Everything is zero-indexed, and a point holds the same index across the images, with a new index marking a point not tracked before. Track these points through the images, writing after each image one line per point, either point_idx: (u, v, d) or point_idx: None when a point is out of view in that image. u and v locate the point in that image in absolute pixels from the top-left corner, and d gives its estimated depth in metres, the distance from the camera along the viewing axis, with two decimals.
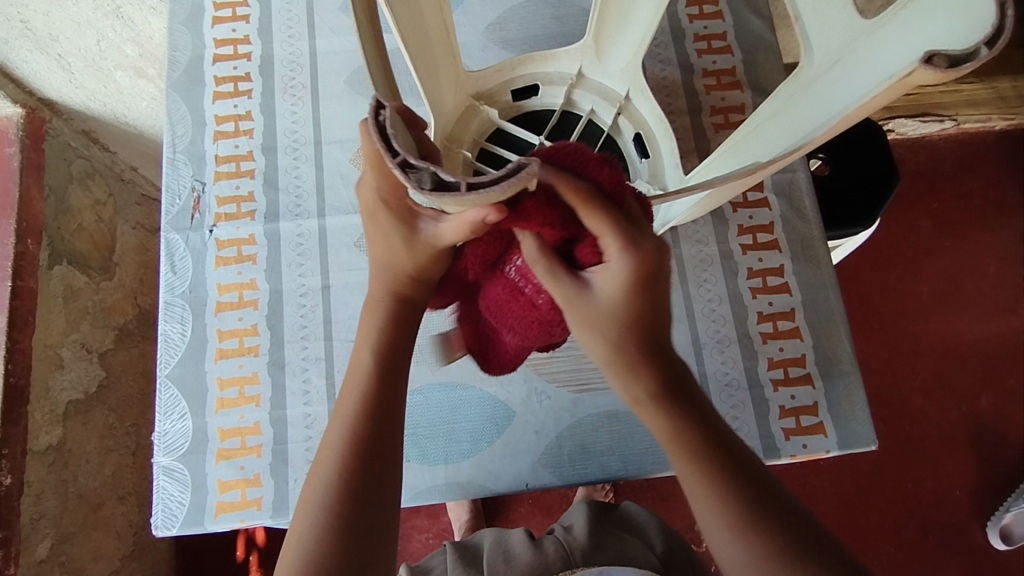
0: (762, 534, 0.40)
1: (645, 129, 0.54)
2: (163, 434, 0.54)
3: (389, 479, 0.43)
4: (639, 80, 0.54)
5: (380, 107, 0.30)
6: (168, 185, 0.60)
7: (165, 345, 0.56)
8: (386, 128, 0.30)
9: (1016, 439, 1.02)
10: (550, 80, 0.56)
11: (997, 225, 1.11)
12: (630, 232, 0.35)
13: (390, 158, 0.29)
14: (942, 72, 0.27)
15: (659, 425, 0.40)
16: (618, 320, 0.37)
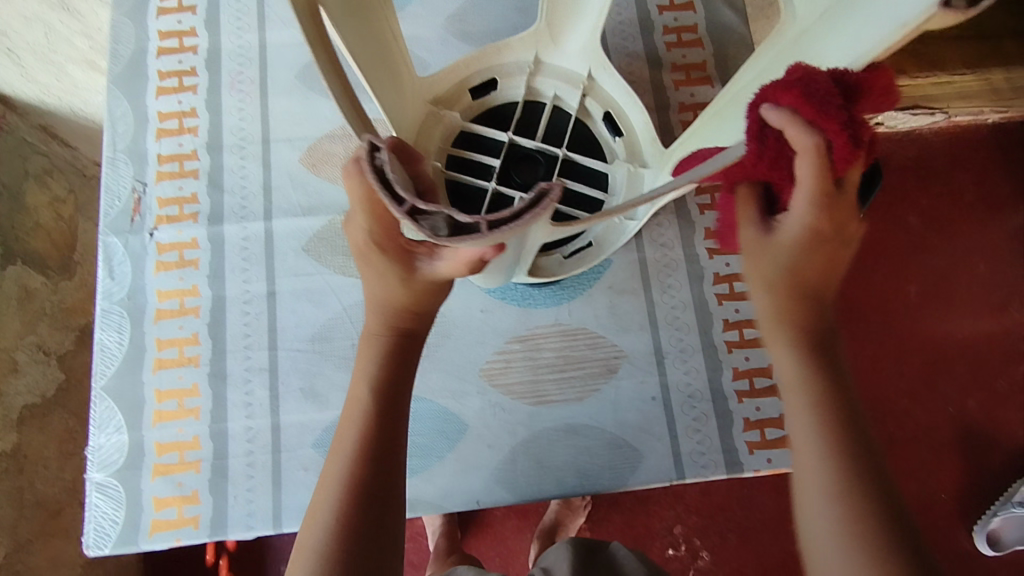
0: (871, 518, 0.33)
1: (616, 108, 0.53)
2: (97, 449, 0.52)
3: (393, 524, 0.38)
4: (600, 58, 0.51)
5: (377, 151, 0.30)
6: (107, 187, 0.57)
7: (101, 354, 0.54)
8: (384, 172, 0.29)
9: (1005, 443, 1.00)
10: (508, 72, 0.52)
11: (990, 222, 1.08)
12: (835, 187, 0.32)
13: (397, 206, 0.29)
14: (963, 13, 0.24)
15: (789, 372, 0.37)
16: (789, 267, 0.36)
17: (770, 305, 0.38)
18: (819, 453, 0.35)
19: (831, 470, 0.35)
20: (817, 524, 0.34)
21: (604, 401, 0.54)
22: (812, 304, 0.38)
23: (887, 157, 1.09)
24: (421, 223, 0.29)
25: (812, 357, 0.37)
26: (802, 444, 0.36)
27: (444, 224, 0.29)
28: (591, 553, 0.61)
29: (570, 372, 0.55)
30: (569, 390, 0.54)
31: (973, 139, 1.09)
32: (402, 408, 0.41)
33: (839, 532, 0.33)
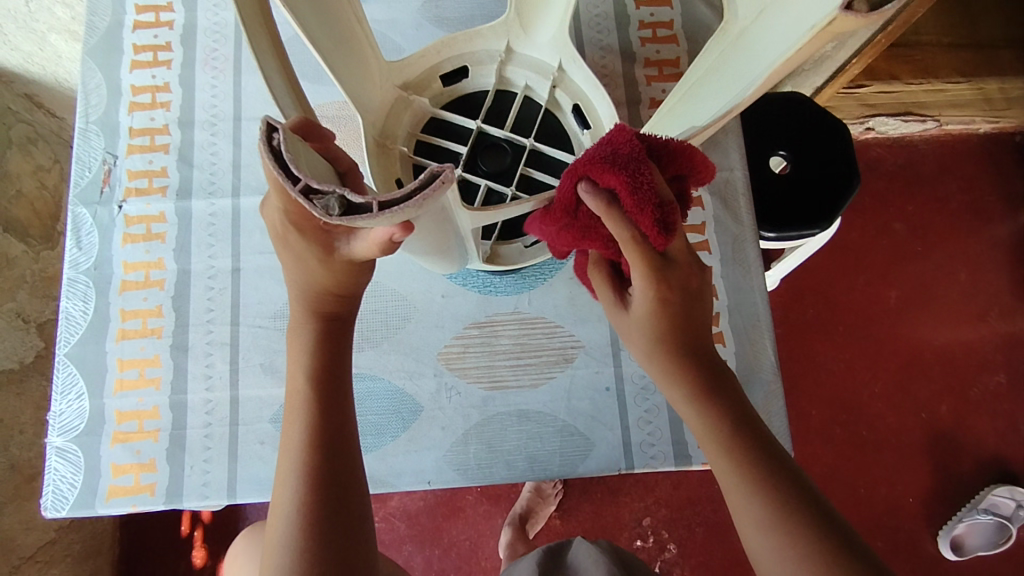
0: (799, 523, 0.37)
1: (585, 99, 0.51)
2: (58, 414, 0.53)
3: (354, 501, 0.41)
4: (569, 48, 0.50)
5: (274, 131, 0.29)
6: (78, 157, 0.58)
7: (66, 322, 0.55)
8: (282, 153, 0.29)
9: (973, 449, 1.01)
10: (478, 60, 0.53)
11: (973, 231, 1.08)
12: (659, 259, 0.38)
13: (292, 186, 0.29)
14: (864, 16, 0.28)
15: (694, 418, 0.41)
16: (654, 327, 0.41)
17: (655, 357, 0.42)
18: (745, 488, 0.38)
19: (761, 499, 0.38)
20: (757, 546, 0.38)
21: (558, 389, 0.55)
22: (687, 346, 0.41)
23: (875, 162, 1.09)
24: (324, 207, 0.29)
25: (709, 401, 0.40)
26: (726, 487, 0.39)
27: (337, 203, 0.29)
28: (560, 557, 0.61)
29: (526, 359, 0.56)
30: (524, 376, 0.55)
31: (962, 148, 1.09)
32: (341, 391, 0.42)
33: (775, 546, 0.37)
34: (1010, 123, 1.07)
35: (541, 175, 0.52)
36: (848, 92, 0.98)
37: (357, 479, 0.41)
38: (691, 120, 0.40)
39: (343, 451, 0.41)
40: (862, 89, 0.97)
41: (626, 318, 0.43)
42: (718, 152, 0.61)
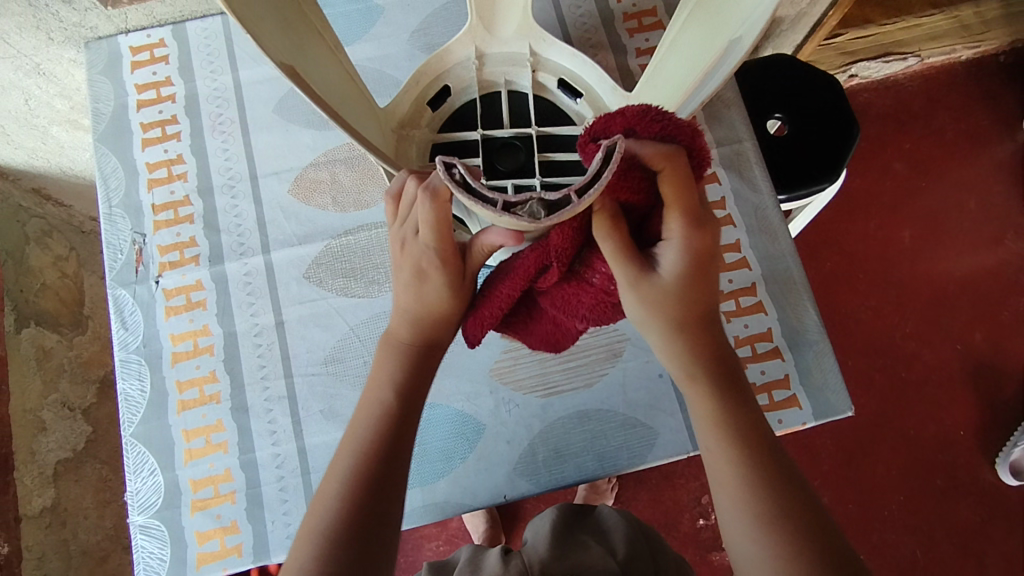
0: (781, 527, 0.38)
1: (570, 74, 0.50)
2: (135, 493, 0.54)
3: (387, 521, 0.40)
4: (536, 29, 0.49)
5: (453, 167, 0.33)
6: (109, 242, 0.59)
7: (126, 403, 0.56)
8: (469, 183, 0.33)
9: (1015, 372, 1.01)
10: (458, 77, 0.50)
11: (975, 157, 1.08)
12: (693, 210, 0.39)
13: (494, 207, 0.32)
14: None
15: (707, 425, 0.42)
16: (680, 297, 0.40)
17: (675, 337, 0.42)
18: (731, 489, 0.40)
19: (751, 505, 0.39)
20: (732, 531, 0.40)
21: (612, 384, 0.56)
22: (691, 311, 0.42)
23: (865, 108, 1.10)
24: (521, 210, 0.33)
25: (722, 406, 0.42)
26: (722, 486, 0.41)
27: (540, 207, 0.32)
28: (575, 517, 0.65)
29: (576, 361, 0.57)
30: (577, 378, 0.56)
31: (949, 78, 1.10)
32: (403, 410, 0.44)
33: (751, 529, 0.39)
34: (991, 46, 1.08)
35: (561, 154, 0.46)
36: (828, 43, 0.99)
37: (398, 501, 0.41)
38: (683, 71, 0.42)
39: (392, 468, 0.41)
40: (839, 38, 0.99)
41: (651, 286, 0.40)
42: (724, 127, 0.62)
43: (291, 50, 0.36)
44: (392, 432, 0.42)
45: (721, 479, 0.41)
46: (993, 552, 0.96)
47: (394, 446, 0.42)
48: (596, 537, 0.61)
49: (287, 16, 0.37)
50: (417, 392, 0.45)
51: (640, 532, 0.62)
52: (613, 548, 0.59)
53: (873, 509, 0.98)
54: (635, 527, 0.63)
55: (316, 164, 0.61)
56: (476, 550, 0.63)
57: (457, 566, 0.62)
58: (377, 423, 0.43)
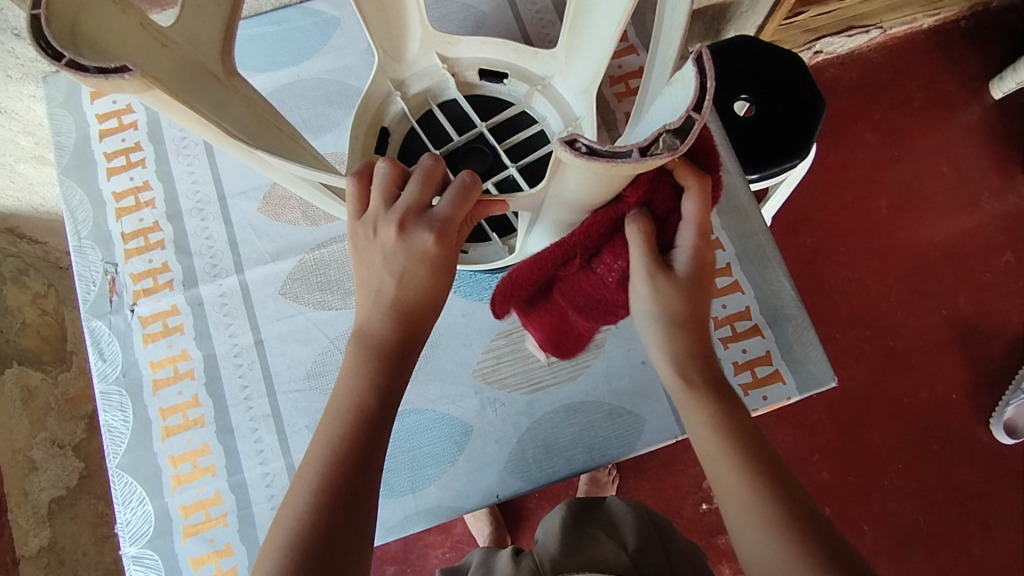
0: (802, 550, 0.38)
1: (492, 62, 0.51)
2: (126, 524, 0.54)
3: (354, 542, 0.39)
4: (438, 33, 0.50)
5: (573, 141, 0.27)
6: (80, 274, 0.59)
7: (110, 435, 0.55)
8: (599, 150, 0.26)
9: (1001, 331, 1.02)
10: (388, 115, 0.51)
11: (945, 122, 1.09)
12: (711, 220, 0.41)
13: (635, 160, 0.26)
14: None
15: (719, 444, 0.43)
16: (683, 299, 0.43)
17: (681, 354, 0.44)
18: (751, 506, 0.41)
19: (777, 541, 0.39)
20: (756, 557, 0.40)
21: (596, 375, 0.57)
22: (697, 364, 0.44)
23: (833, 83, 1.11)
24: (660, 148, 0.26)
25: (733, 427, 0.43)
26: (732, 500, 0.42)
27: (675, 139, 0.26)
28: (585, 512, 0.65)
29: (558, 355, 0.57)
30: (561, 372, 0.57)
31: (912, 47, 1.11)
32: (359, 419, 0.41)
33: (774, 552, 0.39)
34: (951, 12, 1.09)
35: (520, 137, 0.51)
36: (789, 22, 0.97)
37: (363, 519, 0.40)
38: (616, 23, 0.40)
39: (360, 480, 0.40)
40: (801, 17, 0.96)
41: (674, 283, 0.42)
42: None
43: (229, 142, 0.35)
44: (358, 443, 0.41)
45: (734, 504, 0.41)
46: (994, 511, 0.96)
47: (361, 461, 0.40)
48: (606, 531, 0.61)
49: (228, 104, 0.37)
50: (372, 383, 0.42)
51: (651, 524, 0.62)
52: (624, 540, 0.59)
53: (873, 479, 0.99)
54: (644, 517, 0.63)
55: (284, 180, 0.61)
56: (489, 553, 0.63)
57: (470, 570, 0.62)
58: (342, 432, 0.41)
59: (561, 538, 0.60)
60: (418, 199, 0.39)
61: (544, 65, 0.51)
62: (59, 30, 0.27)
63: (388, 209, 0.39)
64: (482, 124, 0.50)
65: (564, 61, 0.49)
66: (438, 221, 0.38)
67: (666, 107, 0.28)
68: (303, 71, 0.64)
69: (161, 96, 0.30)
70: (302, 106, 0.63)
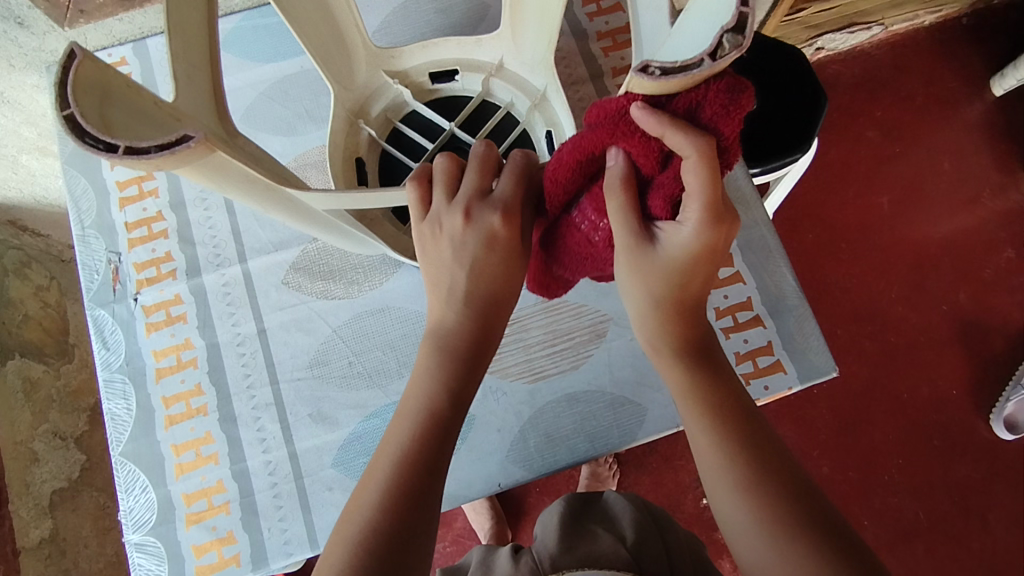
0: (803, 546, 0.36)
1: (441, 65, 0.54)
2: (129, 511, 0.54)
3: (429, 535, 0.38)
4: (381, 51, 0.52)
5: (645, 68, 0.28)
6: (84, 263, 0.59)
7: (114, 423, 0.56)
8: (669, 69, 0.27)
9: (1002, 328, 1.02)
10: (358, 141, 0.52)
11: (946, 119, 1.09)
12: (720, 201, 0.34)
13: (707, 63, 0.26)
14: None
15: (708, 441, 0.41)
16: (675, 276, 0.38)
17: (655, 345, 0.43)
18: (741, 507, 0.39)
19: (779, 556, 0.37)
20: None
21: (598, 365, 0.57)
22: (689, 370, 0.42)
23: (834, 79, 1.11)
24: (726, 50, 0.26)
25: (721, 418, 0.41)
26: (726, 514, 0.40)
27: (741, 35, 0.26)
28: (584, 506, 0.65)
29: (560, 345, 0.57)
30: (562, 361, 0.57)
31: (913, 44, 1.11)
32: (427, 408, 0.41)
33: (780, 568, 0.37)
34: (952, 9, 1.09)
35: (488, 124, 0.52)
36: (791, 19, 0.98)
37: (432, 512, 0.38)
38: None
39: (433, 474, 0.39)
40: (803, 13, 0.97)
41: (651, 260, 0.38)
42: None
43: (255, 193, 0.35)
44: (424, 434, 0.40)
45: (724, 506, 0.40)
46: (995, 507, 0.96)
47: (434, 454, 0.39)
48: (605, 524, 0.61)
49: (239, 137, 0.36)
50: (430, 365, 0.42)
51: (647, 518, 0.62)
52: (622, 533, 0.59)
53: (874, 474, 0.99)
54: (642, 511, 0.63)
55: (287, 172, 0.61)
56: (488, 550, 0.63)
57: (470, 569, 0.62)
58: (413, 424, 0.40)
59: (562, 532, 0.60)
60: (478, 186, 0.40)
61: (491, 50, 0.53)
62: (97, 122, 0.27)
63: (451, 202, 0.40)
64: (446, 120, 0.52)
65: (510, 39, 0.52)
66: (501, 201, 0.39)
67: (687, 37, 0.29)
68: (306, 61, 0.64)
69: (215, 160, 0.30)
70: (305, 97, 0.63)
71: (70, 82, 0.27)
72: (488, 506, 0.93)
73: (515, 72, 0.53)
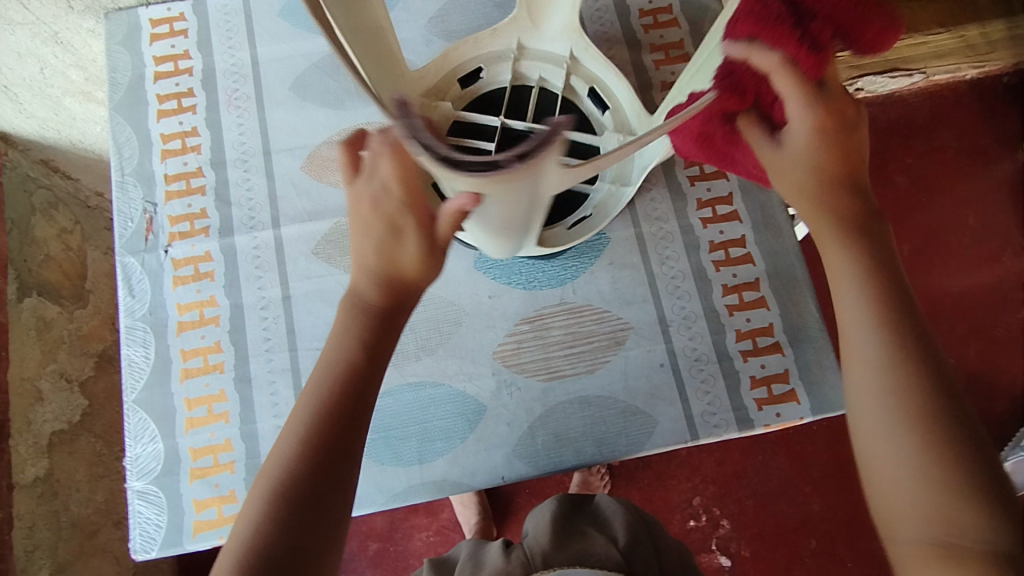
0: (929, 416, 0.36)
1: (459, 61, 0.53)
2: (135, 458, 0.54)
3: (335, 509, 0.39)
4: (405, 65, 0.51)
5: None
6: (119, 209, 0.60)
7: (130, 369, 0.56)
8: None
9: (1007, 388, 1.02)
10: None
11: (976, 175, 1.09)
12: (816, 84, 0.40)
13: None
14: None
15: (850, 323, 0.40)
16: (810, 167, 0.42)
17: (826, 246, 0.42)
18: (890, 412, 0.37)
19: (901, 421, 0.36)
20: (877, 447, 0.37)
21: (613, 372, 0.57)
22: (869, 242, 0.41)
23: (870, 121, 1.11)
24: None
25: (882, 291, 0.40)
26: (858, 379, 0.39)
27: None
28: (576, 504, 0.65)
29: (579, 347, 0.57)
30: (580, 363, 0.57)
31: (953, 96, 1.11)
32: (366, 395, 0.43)
33: (903, 436, 0.36)
34: (996, 67, 1.09)
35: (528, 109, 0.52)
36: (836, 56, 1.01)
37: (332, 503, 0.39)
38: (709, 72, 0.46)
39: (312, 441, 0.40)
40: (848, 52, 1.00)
41: (776, 159, 0.43)
42: None
43: (503, 216, 0.39)
44: (345, 414, 0.41)
45: (860, 382, 0.39)
46: None
47: (339, 440, 0.41)
48: (595, 518, 0.63)
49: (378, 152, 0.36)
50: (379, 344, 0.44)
51: (638, 517, 0.63)
52: (614, 535, 0.59)
53: None
54: (634, 513, 0.63)
55: (330, 142, 0.61)
56: (477, 545, 0.63)
57: (458, 562, 0.62)
58: (320, 399, 0.42)
59: (553, 531, 0.60)
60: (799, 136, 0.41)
61: (506, 39, 0.52)
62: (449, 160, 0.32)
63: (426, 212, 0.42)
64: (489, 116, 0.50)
65: (527, 21, 0.51)
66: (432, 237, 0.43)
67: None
68: None
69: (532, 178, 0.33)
70: None
71: (430, 140, 0.31)
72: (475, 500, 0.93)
73: (536, 49, 0.53)
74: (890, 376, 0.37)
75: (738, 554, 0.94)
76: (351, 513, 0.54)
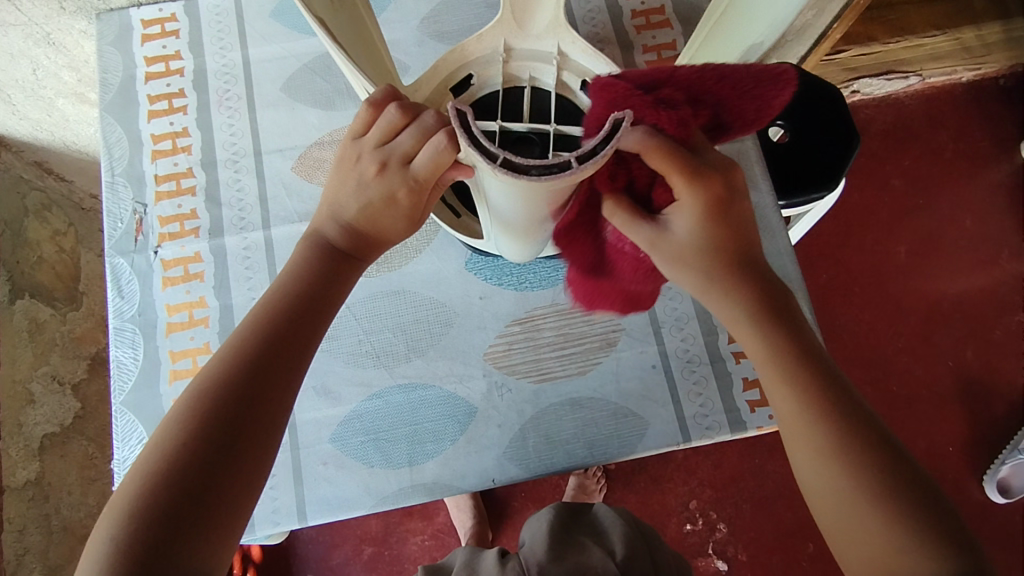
0: (872, 488, 0.36)
1: (450, 71, 0.47)
2: (122, 461, 0.54)
3: (227, 474, 0.35)
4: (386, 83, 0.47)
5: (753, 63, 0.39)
6: (109, 210, 0.60)
7: (118, 370, 0.56)
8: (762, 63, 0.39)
9: (1005, 391, 1.01)
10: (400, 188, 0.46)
11: (973, 177, 1.09)
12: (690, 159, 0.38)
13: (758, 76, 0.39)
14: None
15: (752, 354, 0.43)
16: (701, 248, 0.41)
17: (705, 289, 0.42)
18: (836, 489, 0.37)
19: (847, 498, 0.36)
20: (838, 526, 0.37)
21: (605, 373, 0.57)
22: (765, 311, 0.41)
23: (866, 123, 1.11)
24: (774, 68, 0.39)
25: (794, 368, 0.40)
26: (800, 464, 0.39)
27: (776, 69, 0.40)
28: (575, 517, 0.65)
29: (571, 349, 0.57)
30: (571, 365, 0.57)
31: (949, 98, 1.11)
32: (285, 351, 0.40)
33: (855, 512, 0.36)
34: (992, 69, 1.09)
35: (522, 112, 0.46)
36: (830, 59, 1.01)
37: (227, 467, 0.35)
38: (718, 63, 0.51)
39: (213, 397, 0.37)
40: (843, 54, 1.01)
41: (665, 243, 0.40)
42: None
43: (535, 215, 0.38)
44: (253, 363, 0.38)
45: (803, 463, 0.38)
46: None
47: (242, 395, 0.37)
48: (593, 531, 0.62)
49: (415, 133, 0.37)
50: (304, 302, 0.41)
51: (637, 532, 0.62)
52: (612, 547, 0.58)
53: None
54: (632, 526, 0.62)
55: (321, 143, 0.61)
56: (474, 553, 0.63)
57: (453, 568, 0.62)
58: (231, 351, 0.39)
59: (551, 542, 0.59)
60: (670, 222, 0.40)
61: (491, 42, 0.46)
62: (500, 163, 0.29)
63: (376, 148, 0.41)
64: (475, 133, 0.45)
65: (511, 22, 0.46)
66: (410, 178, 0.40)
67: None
68: None
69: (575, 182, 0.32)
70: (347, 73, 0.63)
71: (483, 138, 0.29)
72: (470, 504, 0.92)
73: (526, 46, 0.46)
74: (828, 454, 0.37)
75: (735, 558, 0.94)
76: (341, 516, 0.54)
